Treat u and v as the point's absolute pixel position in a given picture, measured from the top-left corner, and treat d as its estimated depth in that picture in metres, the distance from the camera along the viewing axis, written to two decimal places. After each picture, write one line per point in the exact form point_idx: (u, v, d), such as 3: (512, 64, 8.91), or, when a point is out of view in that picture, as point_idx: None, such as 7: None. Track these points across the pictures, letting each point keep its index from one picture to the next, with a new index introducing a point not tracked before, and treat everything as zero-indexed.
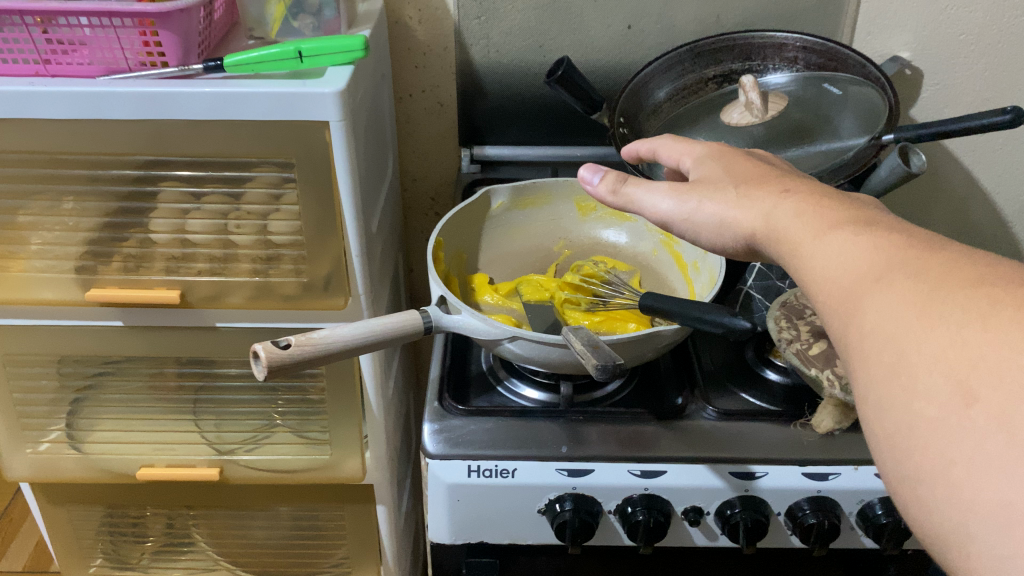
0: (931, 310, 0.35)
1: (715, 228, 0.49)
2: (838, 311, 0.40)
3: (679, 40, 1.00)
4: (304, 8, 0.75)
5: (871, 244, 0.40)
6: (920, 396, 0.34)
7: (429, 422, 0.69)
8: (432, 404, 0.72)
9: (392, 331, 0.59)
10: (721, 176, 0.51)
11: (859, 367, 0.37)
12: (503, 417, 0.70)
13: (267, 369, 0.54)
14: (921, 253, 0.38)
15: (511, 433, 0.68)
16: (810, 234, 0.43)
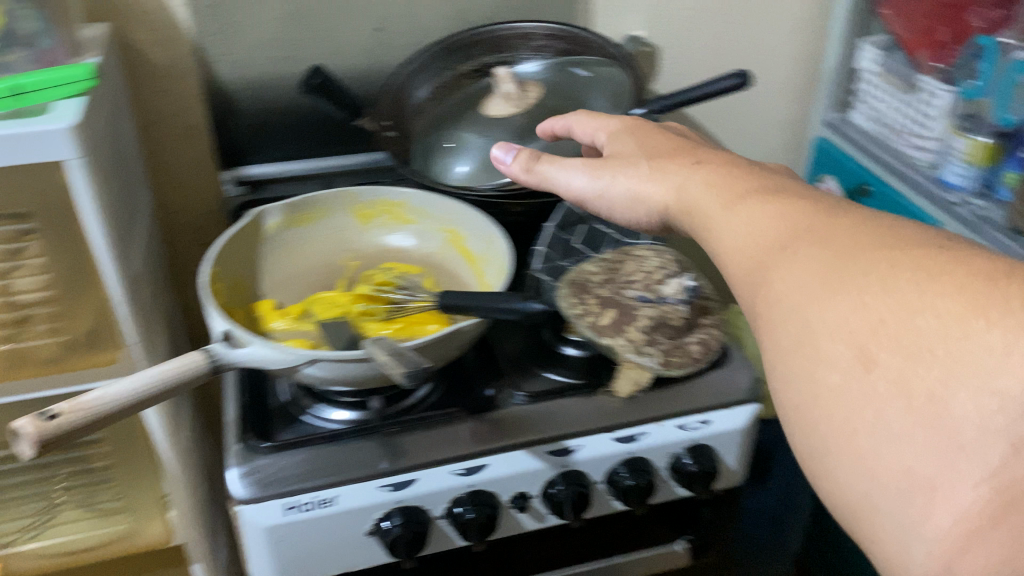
0: (834, 278, 0.39)
1: (629, 202, 0.57)
2: (745, 277, 0.45)
3: (430, 38, 1.02)
4: (15, 42, 0.67)
5: (778, 214, 0.45)
6: (823, 361, 0.38)
7: (233, 466, 0.63)
8: (235, 445, 0.65)
9: (172, 377, 0.55)
10: (629, 153, 0.59)
11: (764, 331, 0.43)
12: (315, 444, 0.65)
13: (37, 445, 0.48)
14: (829, 219, 0.43)
15: (325, 459, 0.63)
16: (720, 204, 0.49)
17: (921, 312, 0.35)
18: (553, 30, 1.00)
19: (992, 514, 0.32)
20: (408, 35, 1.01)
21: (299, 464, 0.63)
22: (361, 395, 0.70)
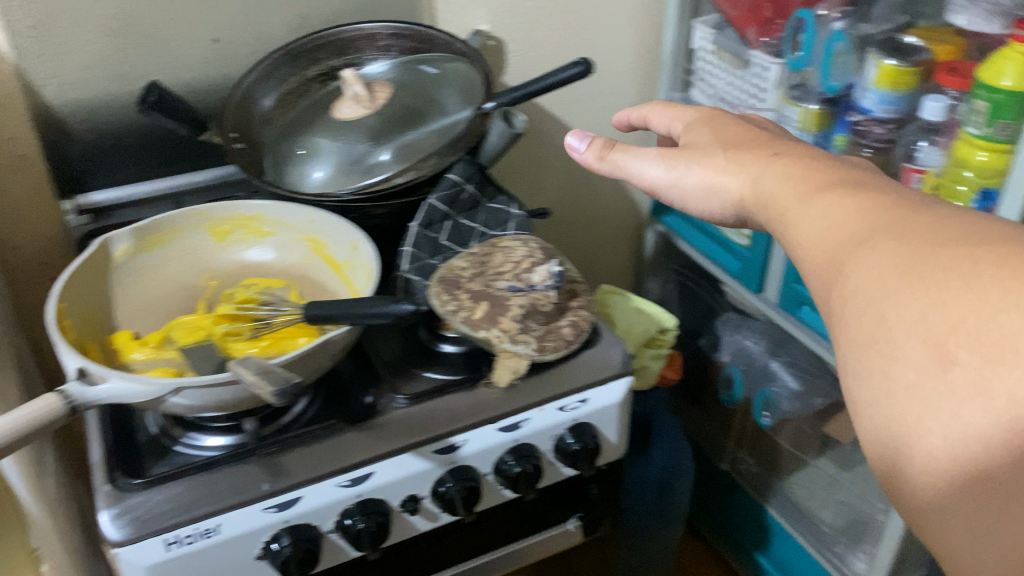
0: (911, 273, 0.34)
1: (703, 195, 0.51)
2: (825, 278, 0.39)
3: (607, 40, 1.09)
4: None
5: (855, 205, 0.40)
6: (899, 354, 0.33)
7: (362, 416, 0.66)
8: (367, 401, 0.67)
9: (356, 316, 0.60)
10: (708, 141, 0.53)
11: (840, 331, 0.37)
12: (443, 394, 0.68)
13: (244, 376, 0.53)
14: (908, 216, 0.38)
15: (449, 407, 0.67)
16: (798, 195, 0.44)
17: (1004, 311, 0.30)
18: (737, 41, 1.03)
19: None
20: (580, 36, 1.07)
21: (415, 411, 0.67)
22: (395, 356, 0.73)
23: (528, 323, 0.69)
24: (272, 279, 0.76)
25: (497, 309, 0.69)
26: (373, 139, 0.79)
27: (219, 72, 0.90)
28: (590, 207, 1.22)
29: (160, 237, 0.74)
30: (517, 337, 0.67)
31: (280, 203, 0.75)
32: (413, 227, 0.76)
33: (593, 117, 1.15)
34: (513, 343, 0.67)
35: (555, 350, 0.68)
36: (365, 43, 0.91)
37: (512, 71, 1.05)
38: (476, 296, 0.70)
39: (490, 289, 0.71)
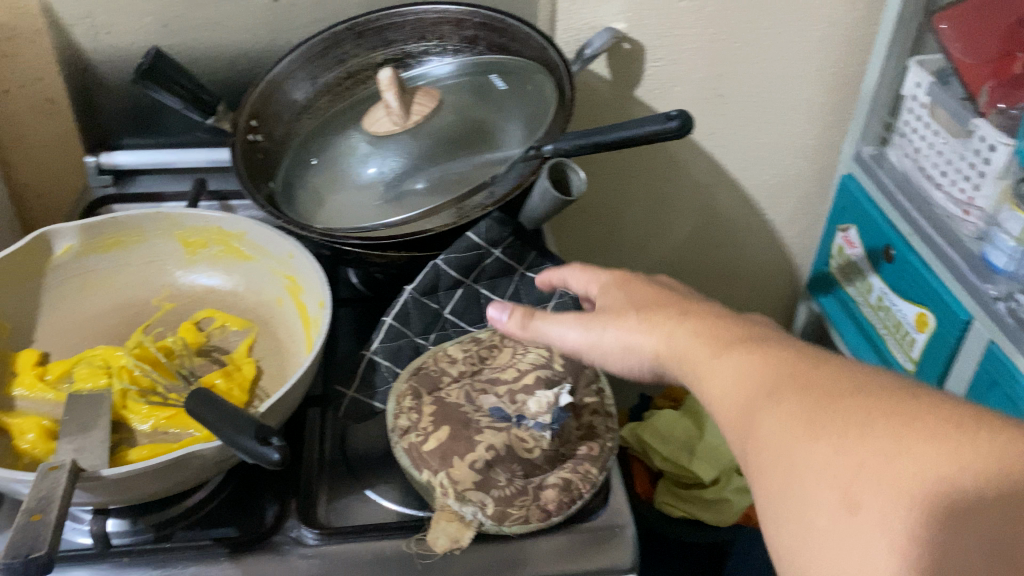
0: (817, 424, 0.28)
1: (622, 355, 0.40)
2: (734, 438, 0.32)
3: (785, 62, 0.82)
4: None
5: (758, 358, 0.33)
6: (813, 512, 0.27)
7: (257, 540, 0.50)
8: (273, 518, 0.51)
9: (239, 447, 0.42)
10: (623, 300, 0.43)
11: (756, 490, 0.30)
12: (367, 535, 0.50)
13: (31, 492, 0.39)
14: (813, 365, 0.31)
15: (366, 561, 0.49)
16: (706, 350, 0.35)
17: (901, 453, 0.26)
18: (960, 98, 0.72)
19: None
20: (750, 50, 0.80)
21: (317, 558, 0.49)
22: (340, 455, 0.57)
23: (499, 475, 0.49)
24: (236, 316, 0.62)
25: (455, 445, 0.49)
26: (412, 161, 0.61)
27: (278, 37, 0.75)
28: (725, 259, 0.99)
29: (119, 239, 0.62)
30: (467, 494, 0.48)
31: (262, 227, 0.61)
32: (408, 291, 0.60)
33: (752, 152, 0.89)
34: (461, 503, 0.47)
35: (520, 520, 0.48)
36: (450, 28, 0.71)
37: (650, 82, 0.82)
38: (439, 413, 0.51)
39: (468, 406, 0.52)
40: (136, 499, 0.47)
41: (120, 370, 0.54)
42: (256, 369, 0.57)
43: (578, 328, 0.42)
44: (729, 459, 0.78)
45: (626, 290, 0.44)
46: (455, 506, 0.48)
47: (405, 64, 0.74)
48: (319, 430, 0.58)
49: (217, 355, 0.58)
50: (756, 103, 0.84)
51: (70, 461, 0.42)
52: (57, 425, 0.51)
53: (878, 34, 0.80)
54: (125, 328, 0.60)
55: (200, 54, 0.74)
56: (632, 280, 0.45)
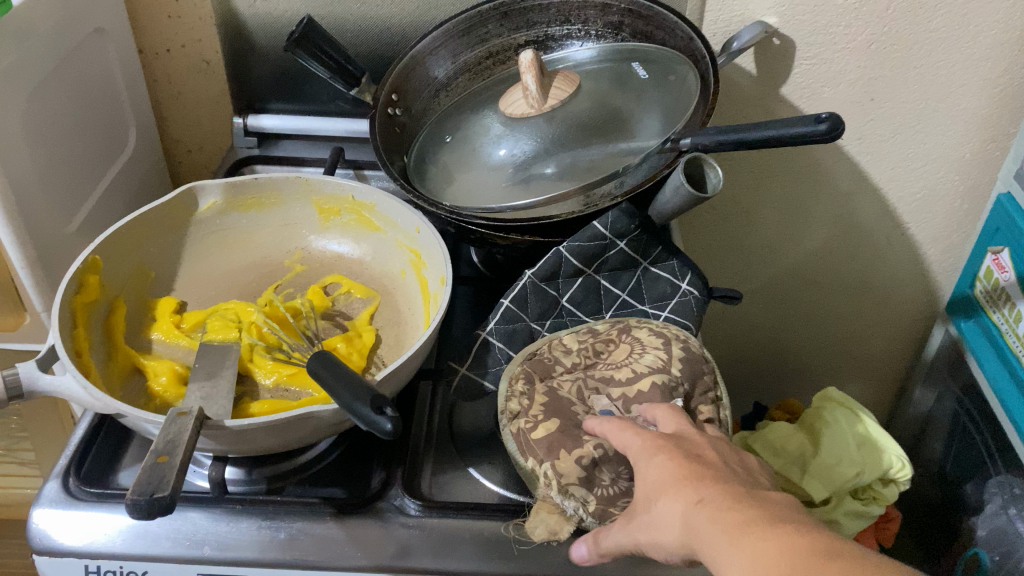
0: None
1: (653, 538, 0.41)
2: None
3: (946, 70, 0.76)
4: None
5: (776, 546, 0.36)
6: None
7: (361, 504, 0.51)
8: (378, 485, 0.52)
9: (357, 415, 0.43)
10: (647, 471, 0.44)
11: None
12: (466, 513, 0.51)
13: (159, 436, 0.41)
14: (823, 560, 0.34)
15: (460, 540, 0.49)
16: (723, 532, 0.37)
17: None
18: None
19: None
20: (909, 54, 0.75)
21: (418, 529, 0.50)
22: (447, 431, 0.58)
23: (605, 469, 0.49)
24: (361, 283, 0.63)
25: (564, 438, 0.49)
26: (542, 145, 0.60)
27: (423, 12, 0.75)
28: (857, 271, 0.94)
29: (259, 199, 0.64)
30: (569, 488, 0.48)
31: (392, 200, 0.62)
32: (528, 275, 0.59)
33: (900, 163, 0.83)
34: (563, 496, 0.48)
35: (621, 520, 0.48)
36: (595, 13, 0.70)
37: (796, 80, 0.78)
38: (551, 405, 0.51)
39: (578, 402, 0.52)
40: (254, 451, 0.50)
41: (250, 326, 0.56)
42: (375, 338, 0.58)
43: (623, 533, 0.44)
44: (845, 482, 0.74)
45: (658, 462, 0.43)
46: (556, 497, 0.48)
47: (547, 46, 0.73)
48: (429, 403, 0.59)
49: (341, 320, 0.60)
50: (910, 111, 0.79)
51: (197, 409, 0.44)
52: (188, 371, 0.54)
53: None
54: (256, 284, 0.63)
55: (349, 25, 0.76)
56: (661, 448, 0.44)
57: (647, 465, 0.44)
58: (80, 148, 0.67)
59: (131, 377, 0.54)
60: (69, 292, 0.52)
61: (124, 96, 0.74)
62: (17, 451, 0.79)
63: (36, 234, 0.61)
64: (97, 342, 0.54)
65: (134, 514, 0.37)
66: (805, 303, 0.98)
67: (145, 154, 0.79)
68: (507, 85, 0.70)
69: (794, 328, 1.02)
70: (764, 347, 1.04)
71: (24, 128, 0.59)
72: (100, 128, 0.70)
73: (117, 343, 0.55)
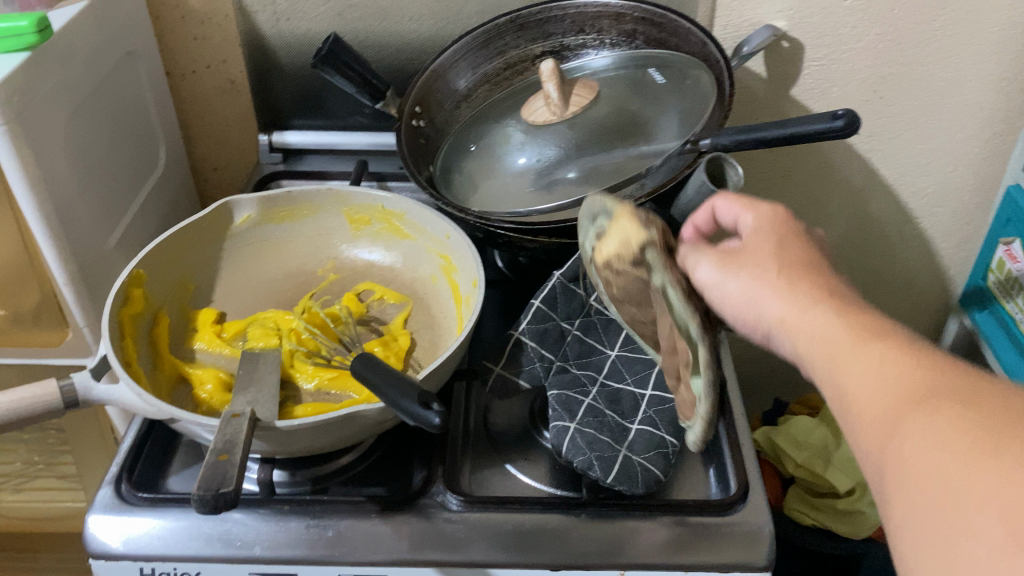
0: (989, 446, 0.28)
1: (740, 308, 0.38)
2: (874, 441, 0.32)
3: (954, 68, 0.78)
4: None
5: (915, 361, 0.33)
6: (968, 540, 0.26)
7: (406, 502, 0.53)
8: (420, 483, 0.54)
9: (400, 412, 0.45)
10: (763, 237, 0.41)
11: (896, 499, 0.30)
12: (507, 505, 0.52)
13: (216, 435, 0.43)
14: (974, 381, 0.31)
15: (502, 535, 0.51)
16: (849, 339, 0.34)
17: None
18: None
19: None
20: (915, 51, 0.77)
21: (461, 523, 0.51)
22: (483, 429, 0.60)
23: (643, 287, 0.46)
24: (393, 289, 0.65)
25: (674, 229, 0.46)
26: (566, 150, 0.62)
27: (444, 28, 0.77)
28: (872, 267, 0.96)
29: (292, 211, 0.67)
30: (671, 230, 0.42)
31: (422, 208, 0.64)
32: (556, 276, 0.61)
33: (912, 158, 0.85)
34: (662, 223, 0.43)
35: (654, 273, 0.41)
36: (610, 22, 0.72)
37: (807, 80, 0.80)
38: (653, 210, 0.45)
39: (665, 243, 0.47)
40: (300, 452, 0.51)
41: (290, 332, 0.58)
42: (410, 341, 0.60)
43: (711, 270, 0.40)
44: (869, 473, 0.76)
45: (779, 238, 0.40)
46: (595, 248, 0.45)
47: (563, 56, 0.75)
48: (462, 402, 0.61)
49: (376, 325, 0.62)
50: (919, 108, 0.81)
51: (249, 410, 0.46)
52: (233, 378, 0.55)
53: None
54: (293, 294, 0.65)
55: (371, 41, 0.78)
56: (788, 235, 0.41)
57: (759, 245, 0.40)
58: (115, 167, 0.69)
59: (177, 385, 0.56)
60: (116, 304, 0.54)
61: (154, 114, 0.76)
62: (57, 466, 0.81)
63: (77, 252, 0.63)
64: (143, 353, 0.56)
65: (201, 509, 0.39)
66: None
67: (174, 172, 0.81)
68: (528, 94, 0.72)
69: None
70: None
71: (64, 148, 0.61)
72: (132, 146, 0.72)
73: (162, 354, 0.57)
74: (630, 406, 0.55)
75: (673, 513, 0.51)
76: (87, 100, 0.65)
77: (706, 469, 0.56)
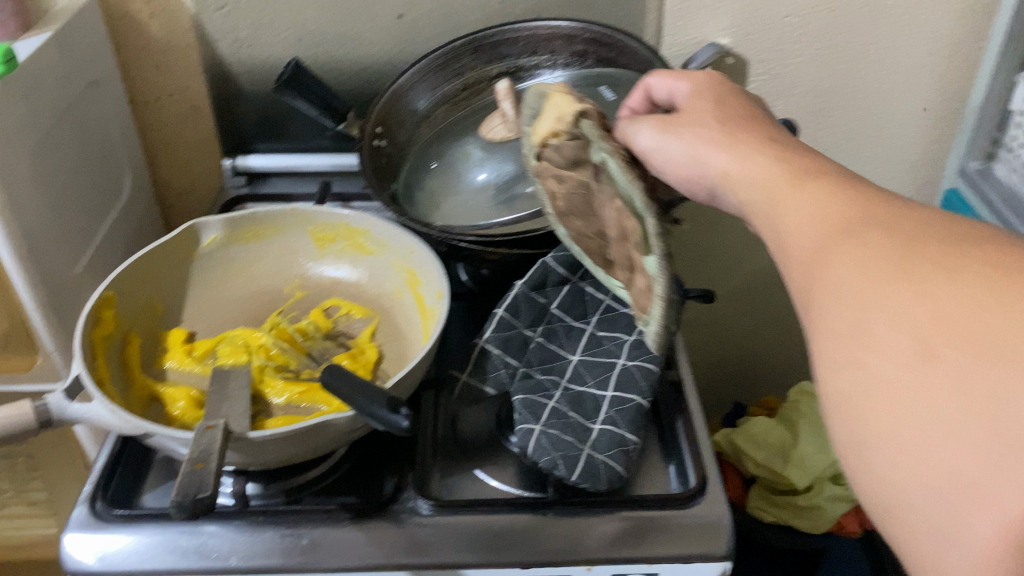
0: (901, 268, 0.30)
1: (685, 166, 0.44)
2: (802, 268, 0.35)
3: (890, 79, 0.82)
4: None
5: (846, 199, 0.35)
6: (878, 354, 0.29)
7: (379, 509, 0.54)
8: (392, 490, 0.55)
9: (373, 419, 0.47)
10: (706, 111, 0.46)
11: (819, 323, 0.32)
12: (478, 508, 0.54)
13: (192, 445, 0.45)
14: (896, 211, 0.33)
15: (473, 537, 0.53)
16: (786, 179, 0.38)
17: (986, 306, 0.27)
18: None
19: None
20: (853, 64, 0.81)
21: (432, 527, 0.53)
22: (451, 436, 0.61)
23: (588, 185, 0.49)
24: (359, 304, 0.67)
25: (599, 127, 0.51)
26: (523, 166, 0.65)
27: (402, 51, 0.80)
28: None
29: (258, 231, 0.68)
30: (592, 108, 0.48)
31: (386, 224, 0.66)
32: (519, 286, 0.64)
33: (855, 166, 0.89)
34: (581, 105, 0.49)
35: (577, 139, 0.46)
36: (562, 43, 0.75)
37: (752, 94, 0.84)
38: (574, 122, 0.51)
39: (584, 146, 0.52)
40: (273, 463, 0.53)
41: (260, 348, 0.60)
42: (378, 353, 0.62)
43: (653, 132, 0.46)
44: (825, 469, 0.79)
45: (713, 103, 0.47)
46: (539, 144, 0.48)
47: (518, 77, 0.78)
48: (430, 409, 0.63)
49: (344, 339, 0.63)
50: (858, 118, 0.85)
51: (222, 422, 0.48)
52: (205, 395, 0.56)
53: (986, 50, 0.79)
54: (261, 312, 0.66)
55: (332, 66, 0.80)
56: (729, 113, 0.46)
57: (696, 111, 0.47)
58: (80, 193, 0.70)
59: (150, 405, 0.57)
60: (87, 326, 0.55)
61: (117, 140, 0.77)
62: (27, 493, 0.80)
63: (44, 277, 0.63)
64: (115, 374, 0.57)
65: (180, 515, 0.40)
66: (774, 304, 1.04)
67: (139, 198, 0.82)
68: (485, 114, 0.74)
69: (767, 330, 1.06)
70: (739, 350, 1.09)
71: (29, 175, 0.62)
72: (97, 172, 0.73)
73: (134, 375, 0.58)
74: (592, 407, 0.58)
75: (636, 508, 0.54)
76: (51, 128, 0.66)
77: (669, 465, 0.59)
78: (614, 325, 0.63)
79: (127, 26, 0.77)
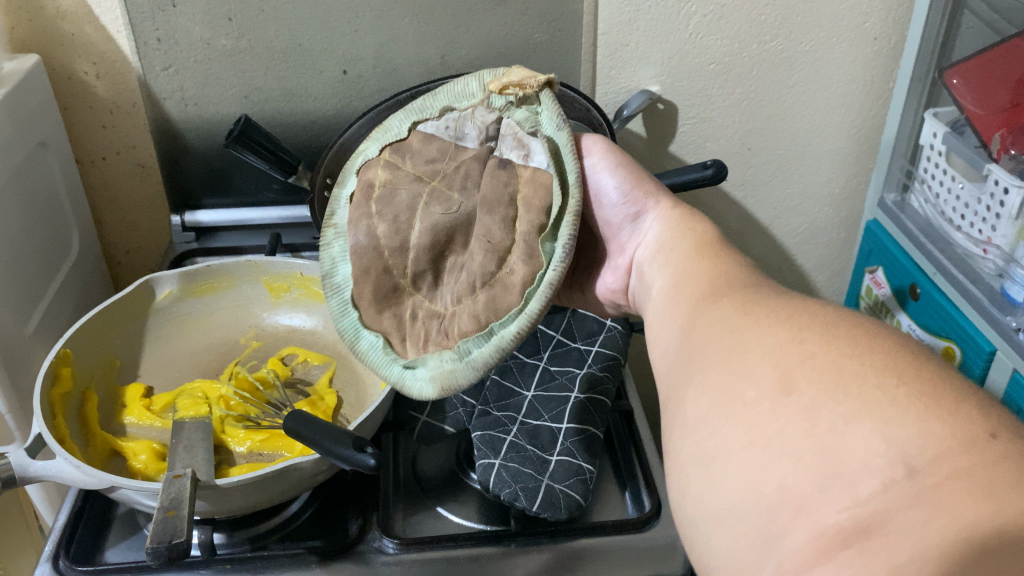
0: (782, 312, 0.32)
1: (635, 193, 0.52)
2: (689, 313, 0.37)
3: (807, 117, 0.88)
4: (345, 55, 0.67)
5: (733, 275, 0.39)
6: (743, 382, 0.30)
7: (348, 545, 0.55)
8: (358, 529, 0.56)
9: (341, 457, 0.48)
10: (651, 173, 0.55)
11: (697, 355, 0.34)
12: (444, 543, 0.55)
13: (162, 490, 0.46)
14: (773, 287, 0.37)
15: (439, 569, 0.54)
16: (702, 246, 0.44)
17: (851, 355, 0.28)
18: (975, 146, 0.74)
19: (851, 538, 0.24)
20: (773, 108, 0.87)
21: (397, 564, 0.54)
22: (413, 477, 0.63)
23: (426, 182, 0.52)
24: (315, 352, 0.69)
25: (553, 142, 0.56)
26: None
27: (346, 104, 0.83)
28: None
29: (213, 284, 0.70)
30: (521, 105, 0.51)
31: None
32: None
33: (781, 203, 0.95)
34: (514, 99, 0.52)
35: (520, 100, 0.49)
36: None
37: (682, 138, 0.88)
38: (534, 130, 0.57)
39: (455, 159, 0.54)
40: (238, 511, 0.53)
41: (219, 399, 0.61)
42: (336, 399, 0.63)
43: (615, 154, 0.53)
44: None
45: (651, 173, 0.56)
46: (445, 107, 0.53)
47: None
48: (392, 449, 0.64)
49: (302, 387, 0.65)
50: (778, 157, 0.91)
51: (190, 470, 0.49)
52: (167, 448, 0.57)
53: (894, 90, 0.85)
54: (215, 365, 0.67)
55: (279, 122, 0.82)
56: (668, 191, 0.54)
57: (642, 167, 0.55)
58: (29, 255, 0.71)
59: (110, 459, 0.58)
60: (46, 384, 0.55)
61: (65, 199, 0.78)
62: None
63: None
64: (74, 430, 0.58)
65: (156, 561, 0.43)
66: None
67: (87, 258, 0.82)
68: None
69: None
70: None
71: None
72: (45, 232, 0.74)
73: (93, 430, 0.58)
74: (549, 439, 0.60)
75: (593, 534, 0.56)
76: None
77: (623, 494, 0.61)
78: (566, 359, 0.67)
79: (75, 87, 0.78)
